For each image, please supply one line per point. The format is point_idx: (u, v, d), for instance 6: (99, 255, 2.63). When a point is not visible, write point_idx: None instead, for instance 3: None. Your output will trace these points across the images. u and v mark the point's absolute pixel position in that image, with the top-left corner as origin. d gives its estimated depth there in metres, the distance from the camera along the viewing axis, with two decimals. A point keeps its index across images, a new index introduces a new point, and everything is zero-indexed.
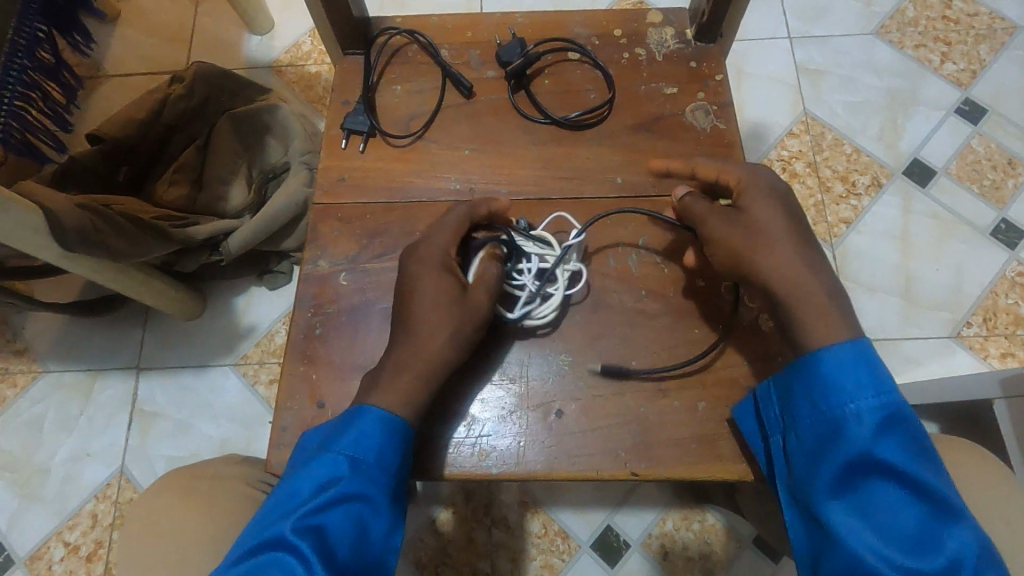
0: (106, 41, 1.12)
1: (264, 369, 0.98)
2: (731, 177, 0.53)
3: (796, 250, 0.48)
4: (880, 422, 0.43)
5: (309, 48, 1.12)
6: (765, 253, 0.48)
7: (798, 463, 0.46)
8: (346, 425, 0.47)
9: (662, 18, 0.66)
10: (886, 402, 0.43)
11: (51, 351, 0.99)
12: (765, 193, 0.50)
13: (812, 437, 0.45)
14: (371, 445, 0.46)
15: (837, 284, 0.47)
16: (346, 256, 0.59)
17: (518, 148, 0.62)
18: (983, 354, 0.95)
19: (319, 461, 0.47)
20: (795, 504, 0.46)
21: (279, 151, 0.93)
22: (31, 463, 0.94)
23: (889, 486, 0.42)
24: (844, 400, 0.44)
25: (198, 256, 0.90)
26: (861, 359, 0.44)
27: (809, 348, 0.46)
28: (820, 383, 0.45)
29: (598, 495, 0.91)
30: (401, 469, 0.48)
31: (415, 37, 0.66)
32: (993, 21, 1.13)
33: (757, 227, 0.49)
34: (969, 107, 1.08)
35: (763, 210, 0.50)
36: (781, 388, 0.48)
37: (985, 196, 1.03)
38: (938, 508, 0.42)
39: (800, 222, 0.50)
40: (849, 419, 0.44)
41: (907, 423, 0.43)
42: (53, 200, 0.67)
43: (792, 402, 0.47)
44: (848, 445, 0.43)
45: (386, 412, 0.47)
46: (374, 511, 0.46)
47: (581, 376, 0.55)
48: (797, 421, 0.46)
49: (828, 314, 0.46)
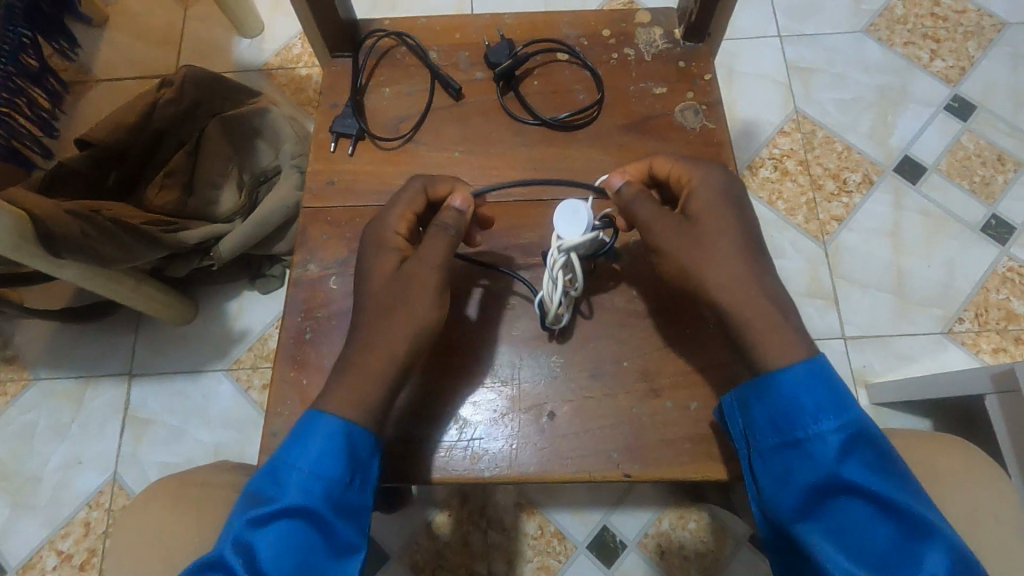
0: (93, 45, 1.11)
1: (257, 374, 0.97)
2: (685, 177, 0.52)
3: (735, 242, 0.48)
4: (842, 443, 0.43)
5: (300, 50, 1.11)
6: (695, 247, 0.48)
7: (766, 485, 0.46)
8: (299, 434, 0.46)
9: (651, 18, 0.66)
10: (848, 421, 0.44)
11: (42, 358, 0.98)
12: (713, 184, 0.51)
13: (778, 459, 0.45)
14: (314, 457, 0.45)
15: (760, 310, 0.46)
16: (336, 260, 0.59)
17: (507, 150, 0.62)
18: (975, 350, 0.95)
19: (271, 473, 0.46)
20: (767, 525, 0.46)
21: (270, 156, 0.92)
22: (22, 472, 0.93)
23: (860, 504, 0.43)
24: (807, 422, 0.44)
25: (189, 262, 0.89)
26: (820, 376, 0.44)
27: (766, 369, 0.45)
28: (783, 403, 0.45)
29: (594, 496, 0.90)
30: (351, 482, 0.46)
31: (403, 38, 0.66)
32: (982, 18, 1.14)
33: (704, 236, 0.48)
34: (958, 104, 1.08)
35: (714, 220, 0.49)
36: (741, 408, 0.48)
37: (976, 192, 1.03)
38: (908, 525, 0.42)
39: (755, 232, 0.49)
40: (813, 441, 0.44)
41: (870, 439, 0.44)
42: (38, 207, 0.67)
43: (754, 423, 0.46)
44: (815, 467, 0.43)
45: (333, 416, 0.46)
46: (322, 526, 0.45)
47: (572, 377, 0.55)
48: (761, 441, 0.46)
49: (749, 308, 0.46)
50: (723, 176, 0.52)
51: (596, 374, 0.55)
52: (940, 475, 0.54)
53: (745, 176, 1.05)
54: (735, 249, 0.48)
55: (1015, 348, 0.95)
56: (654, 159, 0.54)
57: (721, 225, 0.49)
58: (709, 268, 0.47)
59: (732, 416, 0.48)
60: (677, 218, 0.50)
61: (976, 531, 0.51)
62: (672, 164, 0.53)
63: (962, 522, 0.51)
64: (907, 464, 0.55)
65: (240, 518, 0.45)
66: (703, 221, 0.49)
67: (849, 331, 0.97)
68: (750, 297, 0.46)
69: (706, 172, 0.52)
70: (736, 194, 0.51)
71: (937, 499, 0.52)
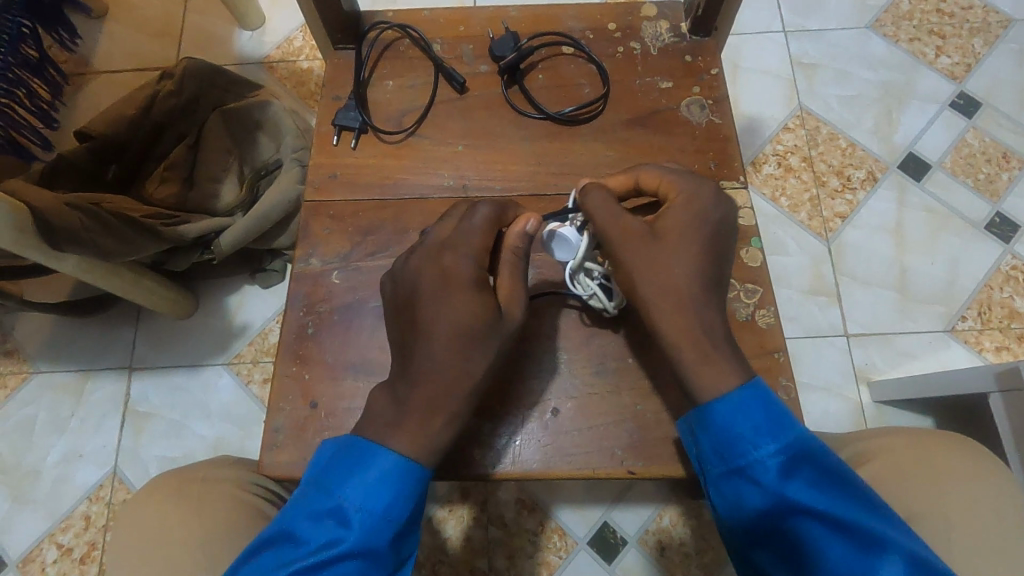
0: (93, 36, 1.11)
1: (257, 368, 0.97)
2: (671, 192, 0.51)
3: (692, 266, 0.48)
4: (785, 467, 0.43)
5: (301, 43, 1.11)
6: (644, 263, 0.48)
7: (720, 510, 0.45)
8: (357, 469, 0.45)
9: (656, 12, 0.66)
10: (787, 445, 0.43)
11: (41, 351, 0.98)
12: (692, 208, 0.50)
13: (726, 486, 0.45)
14: (377, 497, 0.45)
15: None
16: (338, 254, 0.59)
17: (511, 144, 0.62)
18: (978, 348, 0.95)
19: (323, 510, 0.45)
20: (732, 546, 0.46)
21: (271, 149, 0.92)
22: (22, 465, 0.93)
23: (812, 524, 0.42)
24: (747, 449, 0.44)
25: (190, 255, 0.88)
26: (756, 401, 0.44)
27: (701, 398, 0.45)
28: (721, 433, 0.44)
29: (595, 493, 0.90)
30: (408, 519, 0.46)
31: (407, 31, 0.65)
32: (988, 14, 1.13)
33: (663, 254, 0.48)
34: (963, 101, 1.08)
35: (678, 241, 0.48)
36: (687, 434, 0.47)
37: (980, 190, 1.03)
38: (861, 541, 0.41)
39: (715, 261, 0.49)
40: (754, 467, 0.43)
41: (814, 457, 0.44)
42: (39, 199, 0.66)
43: (700, 450, 0.46)
44: (761, 492, 0.43)
45: (400, 457, 0.45)
46: (378, 562, 0.44)
47: (576, 374, 0.55)
48: (708, 470, 0.46)
49: (681, 326, 0.46)
50: (710, 197, 0.51)
51: (600, 371, 0.55)
52: (943, 475, 0.53)
53: (748, 173, 1.05)
54: (685, 270, 0.47)
55: (1018, 346, 0.95)
56: (643, 169, 0.54)
57: (680, 249, 0.48)
58: (650, 285, 0.47)
59: (684, 442, 0.48)
60: (641, 231, 0.49)
61: (980, 529, 0.50)
62: (661, 176, 0.52)
63: (965, 522, 0.51)
64: (910, 463, 0.54)
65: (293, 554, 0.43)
66: (664, 240, 0.48)
67: (853, 329, 0.97)
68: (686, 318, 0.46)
69: (696, 192, 0.51)
70: (717, 219, 0.50)
71: (942, 498, 0.52)
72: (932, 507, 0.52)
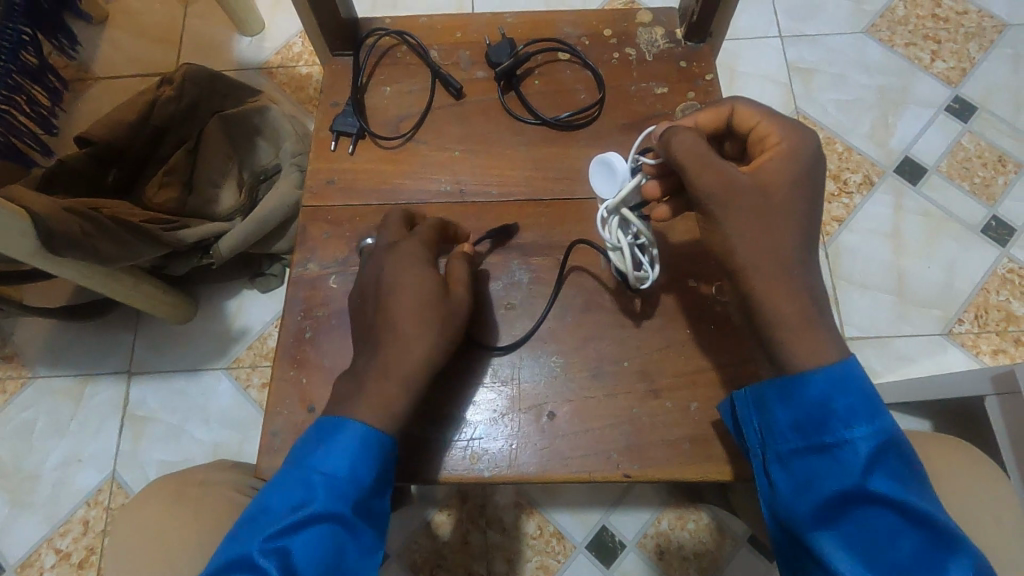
0: (93, 43, 1.11)
1: (256, 372, 0.97)
2: (767, 136, 0.47)
3: (798, 232, 0.44)
4: (873, 452, 0.43)
5: (300, 49, 1.11)
6: (745, 224, 0.44)
7: (784, 487, 0.45)
8: (322, 438, 0.47)
9: (652, 18, 0.66)
10: (878, 430, 0.43)
11: (41, 356, 0.98)
12: (796, 158, 0.46)
13: (799, 464, 0.45)
14: (342, 462, 0.46)
15: (820, 295, 0.44)
16: (336, 259, 0.59)
17: (508, 150, 0.62)
18: (974, 351, 0.95)
19: (293, 479, 0.46)
20: (782, 527, 0.46)
21: (269, 153, 0.93)
22: (21, 470, 0.93)
23: (884, 513, 0.42)
24: (836, 429, 0.43)
25: (189, 260, 0.89)
26: (852, 383, 0.43)
27: (794, 372, 0.44)
28: (810, 408, 0.44)
29: (592, 496, 0.90)
30: (373, 484, 0.47)
31: (404, 37, 0.66)
32: (983, 19, 1.14)
33: (767, 215, 0.44)
34: (958, 105, 1.08)
35: (783, 200, 0.45)
36: (762, 409, 0.47)
37: (976, 194, 1.03)
38: (932, 536, 0.42)
39: (817, 228, 0.45)
40: (841, 448, 0.43)
41: (898, 447, 0.44)
42: (39, 205, 0.66)
43: (775, 426, 0.46)
44: (840, 474, 0.43)
45: (360, 422, 0.46)
46: (347, 527, 0.45)
47: (573, 378, 0.55)
48: (781, 445, 0.46)
49: (782, 293, 0.43)
50: (809, 149, 0.47)
51: (596, 374, 0.55)
52: (941, 481, 0.53)
53: None
54: (791, 236, 0.44)
55: (1014, 349, 0.95)
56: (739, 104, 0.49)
57: (786, 211, 0.44)
58: (750, 250, 0.44)
59: (753, 418, 0.48)
60: (744, 185, 0.44)
61: (975, 533, 0.51)
62: (760, 117, 0.48)
63: (961, 526, 0.51)
64: None
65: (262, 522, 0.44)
66: (771, 198, 0.44)
67: (850, 332, 0.97)
68: (791, 289, 0.43)
69: (797, 143, 0.46)
70: (816, 174, 0.46)
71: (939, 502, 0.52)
72: None
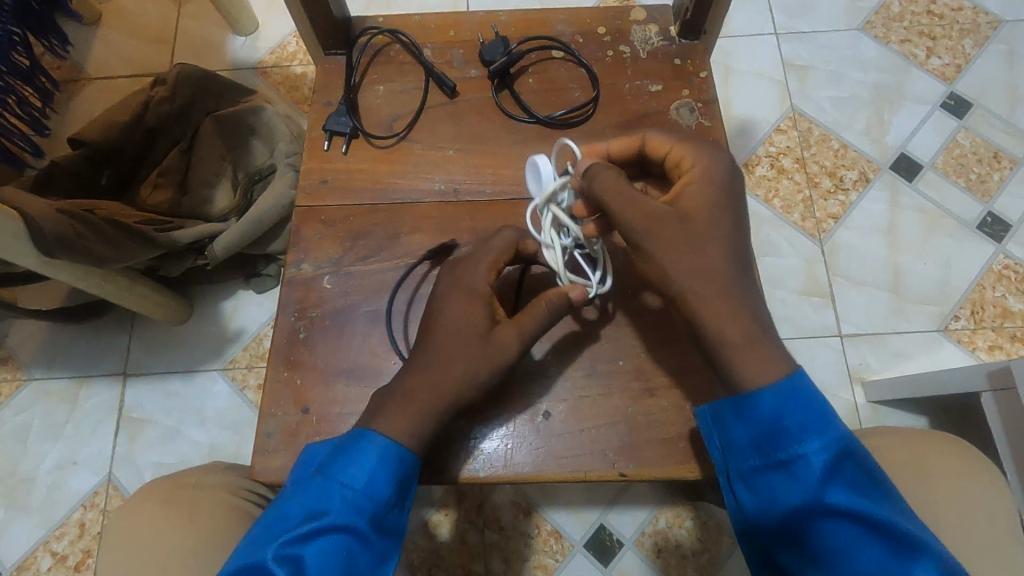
0: (86, 44, 1.11)
1: (252, 373, 0.97)
2: (683, 160, 0.51)
3: (726, 249, 0.46)
4: (828, 464, 0.42)
5: (294, 48, 1.11)
6: (675, 247, 0.46)
7: (748, 507, 0.45)
8: (345, 448, 0.46)
9: (646, 15, 0.66)
10: (832, 442, 0.43)
11: (36, 358, 0.98)
12: (711, 181, 0.49)
13: (760, 480, 0.44)
14: (362, 476, 0.45)
15: (762, 312, 0.45)
16: (329, 259, 0.59)
17: (502, 149, 0.62)
18: (971, 347, 0.95)
19: (312, 487, 0.46)
20: (750, 544, 0.46)
21: (264, 153, 0.92)
22: (16, 473, 0.93)
23: (846, 526, 0.42)
24: (789, 443, 0.43)
25: (183, 261, 0.88)
26: (800, 396, 0.43)
27: (743, 389, 0.44)
28: (763, 424, 0.44)
29: (590, 495, 0.90)
30: (391, 500, 0.46)
31: (397, 36, 0.66)
32: (978, 15, 1.14)
33: (694, 237, 0.46)
34: (954, 101, 1.08)
35: (708, 220, 0.47)
36: (718, 426, 0.46)
37: (971, 190, 1.03)
38: (896, 545, 0.41)
39: (744, 245, 0.47)
40: (797, 462, 0.43)
41: (855, 457, 0.43)
42: (32, 206, 0.66)
43: (733, 444, 0.45)
44: (798, 489, 0.43)
45: (390, 440, 0.46)
46: (362, 541, 0.44)
47: (568, 377, 0.55)
48: (741, 462, 0.45)
49: (723, 312, 0.44)
50: (723, 169, 0.50)
51: (592, 373, 0.55)
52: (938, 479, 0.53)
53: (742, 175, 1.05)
54: (720, 253, 0.46)
55: (1010, 345, 0.95)
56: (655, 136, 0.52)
57: (711, 232, 0.46)
58: (686, 272, 0.45)
59: (710, 435, 0.47)
60: (666, 211, 0.47)
61: (972, 530, 0.50)
62: (672, 144, 0.52)
63: (957, 523, 0.51)
64: (903, 465, 0.55)
65: (280, 528, 0.44)
66: (693, 222, 0.47)
67: (846, 329, 0.97)
68: (729, 309, 0.44)
69: (710, 165, 0.50)
70: (734, 191, 0.49)
71: (937, 500, 0.52)
72: (926, 507, 0.52)
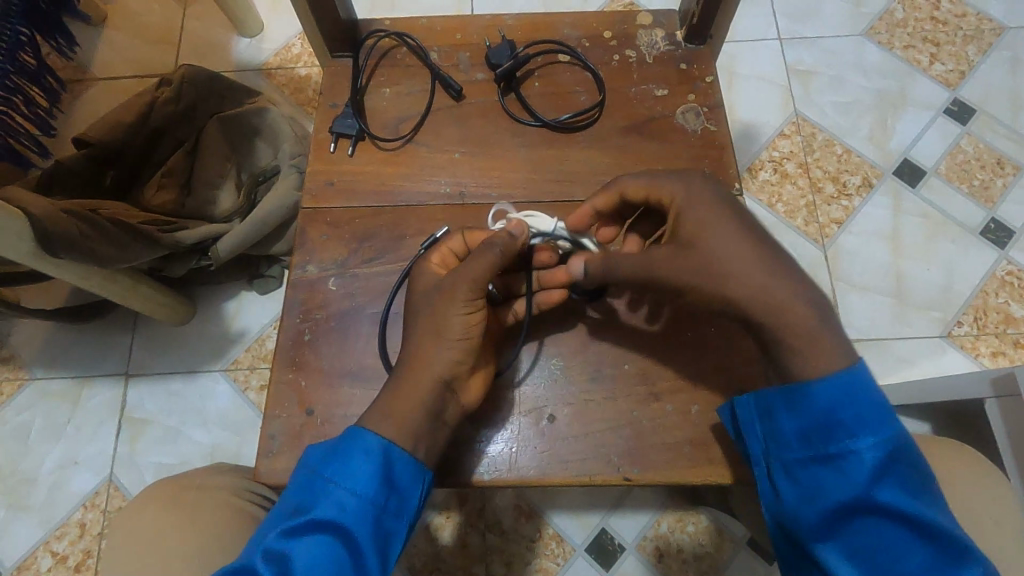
0: (91, 44, 1.11)
1: (254, 374, 0.97)
2: (664, 194, 0.50)
3: (735, 250, 0.45)
4: (880, 462, 0.42)
5: (299, 50, 1.11)
6: (694, 270, 0.45)
7: (790, 498, 0.45)
8: (342, 450, 0.46)
9: (652, 20, 0.66)
10: (885, 440, 0.43)
11: (38, 358, 0.98)
12: (699, 195, 0.48)
13: (805, 473, 0.45)
14: (354, 475, 0.45)
15: (822, 303, 0.44)
16: (335, 261, 0.59)
17: (508, 152, 0.62)
18: (974, 353, 0.95)
19: (307, 486, 0.46)
20: (786, 533, 0.46)
21: (268, 154, 0.92)
22: (17, 473, 0.93)
23: (890, 524, 0.42)
24: (841, 439, 0.43)
25: (187, 262, 0.88)
26: (858, 392, 0.43)
27: (799, 381, 0.44)
28: (817, 417, 0.43)
29: (592, 499, 0.90)
30: (384, 501, 0.45)
31: (404, 39, 0.66)
32: (981, 22, 1.14)
33: (699, 253, 0.45)
34: (957, 107, 1.09)
35: (706, 231, 0.46)
36: (767, 416, 0.46)
37: (975, 196, 1.03)
38: (940, 547, 0.42)
39: (759, 235, 0.45)
40: (847, 458, 0.43)
41: (907, 456, 0.43)
42: (37, 206, 0.66)
43: (782, 435, 0.45)
44: (846, 485, 0.43)
45: (374, 437, 0.46)
46: (352, 542, 0.44)
47: (573, 381, 0.55)
48: (787, 453, 0.45)
49: (774, 304, 0.43)
50: (701, 181, 0.49)
51: (596, 377, 0.55)
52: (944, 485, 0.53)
53: (745, 179, 1.05)
54: (732, 257, 0.44)
55: (1014, 351, 0.95)
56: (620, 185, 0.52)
57: (715, 240, 0.45)
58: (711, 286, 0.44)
59: (756, 425, 0.47)
60: (668, 249, 0.47)
61: (978, 537, 0.50)
62: (647, 185, 0.51)
63: (961, 529, 0.51)
64: None
65: (274, 524, 0.44)
66: (692, 242, 0.46)
67: (849, 334, 0.97)
68: (757, 288, 0.43)
69: (689, 186, 0.49)
70: (722, 194, 0.48)
71: None
72: None
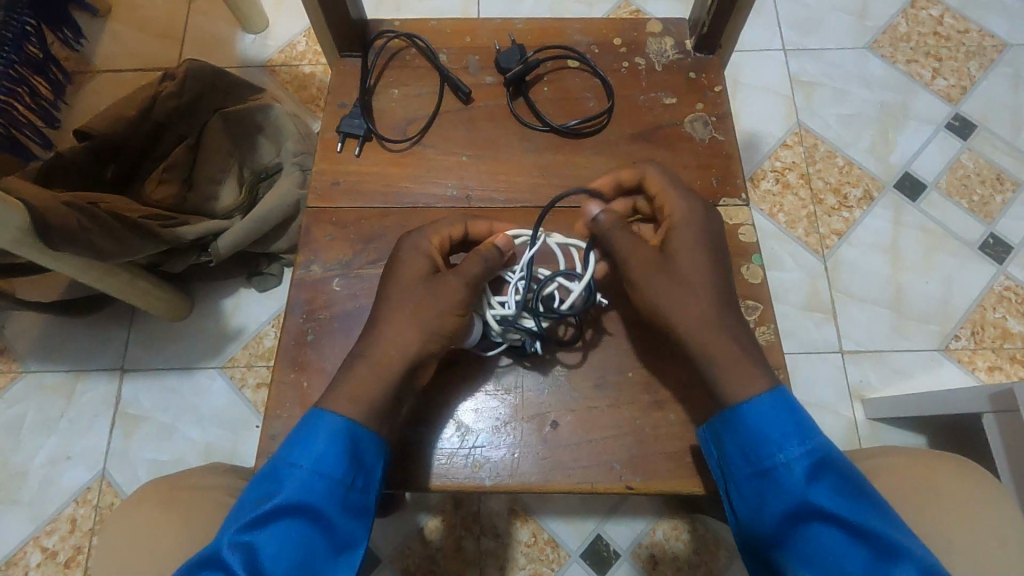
0: (96, 35, 1.10)
1: (251, 372, 0.96)
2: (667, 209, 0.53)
3: (714, 287, 0.49)
4: (810, 470, 0.44)
5: (304, 48, 1.11)
6: (668, 293, 0.49)
7: (742, 515, 0.46)
8: (302, 435, 0.46)
9: (661, 28, 0.66)
10: (812, 449, 0.44)
11: (33, 350, 0.97)
12: (692, 222, 0.51)
13: (748, 489, 0.45)
14: (319, 457, 0.45)
15: (747, 339, 0.48)
16: (339, 261, 0.59)
17: (515, 155, 0.62)
18: (970, 367, 0.96)
19: (273, 475, 0.46)
20: (748, 551, 0.46)
21: (271, 152, 0.93)
22: (8, 466, 0.92)
23: (831, 531, 0.43)
24: (773, 452, 0.44)
25: (187, 257, 0.88)
26: (783, 406, 0.45)
27: (731, 403, 0.46)
28: (750, 435, 0.45)
29: (587, 505, 0.90)
30: (350, 481, 0.46)
31: (413, 40, 0.66)
32: (984, 38, 1.14)
33: (681, 277, 0.49)
34: (959, 122, 1.09)
35: (691, 260, 0.50)
36: (712, 439, 0.48)
37: (974, 211, 1.04)
38: (878, 550, 0.42)
39: (731, 276, 0.50)
40: (780, 470, 0.44)
41: (837, 465, 0.44)
42: (37, 198, 0.66)
43: (725, 454, 0.46)
44: (783, 496, 0.44)
45: (337, 416, 0.46)
46: (322, 524, 0.45)
47: (577, 388, 0.55)
48: (732, 473, 0.46)
49: (718, 337, 0.47)
50: (704, 212, 0.52)
51: (600, 385, 0.55)
52: (951, 499, 0.53)
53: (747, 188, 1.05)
54: (705, 291, 0.48)
55: (1010, 366, 0.96)
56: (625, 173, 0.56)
57: (694, 272, 0.49)
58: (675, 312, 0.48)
59: (705, 450, 0.49)
60: (655, 257, 0.50)
61: (984, 551, 0.50)
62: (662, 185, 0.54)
63: (965, 544, 0.51)
64: (911, 488, 0.55)
65: (238, 516, 0.44)
66: (678, 261, 0.50)
67: (848, 346, 0.97)
68: (705, 320, 0.47)
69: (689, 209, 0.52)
70: (714, 231, 0.52)
71: (947, 521, 0.52)
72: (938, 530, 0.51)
